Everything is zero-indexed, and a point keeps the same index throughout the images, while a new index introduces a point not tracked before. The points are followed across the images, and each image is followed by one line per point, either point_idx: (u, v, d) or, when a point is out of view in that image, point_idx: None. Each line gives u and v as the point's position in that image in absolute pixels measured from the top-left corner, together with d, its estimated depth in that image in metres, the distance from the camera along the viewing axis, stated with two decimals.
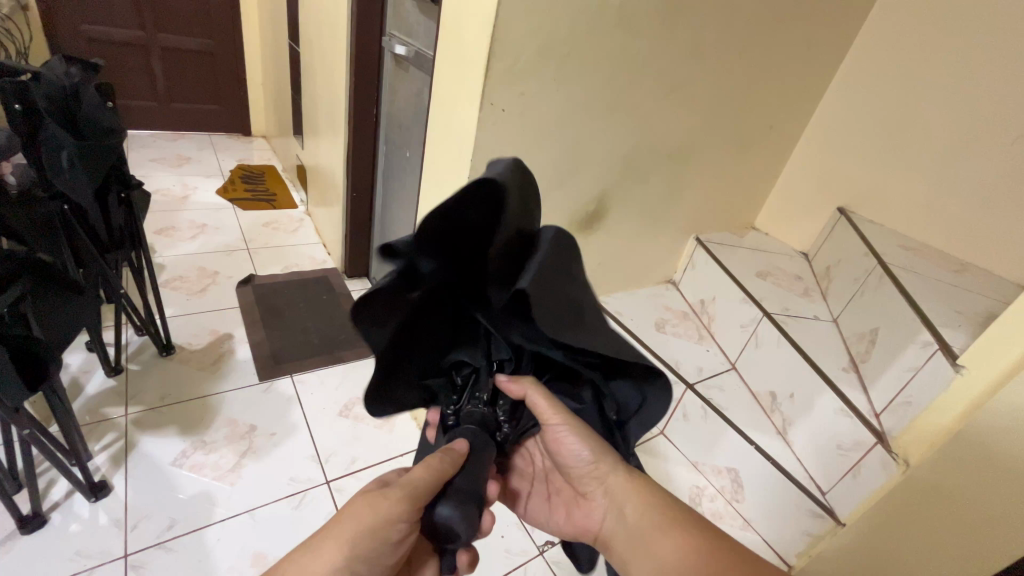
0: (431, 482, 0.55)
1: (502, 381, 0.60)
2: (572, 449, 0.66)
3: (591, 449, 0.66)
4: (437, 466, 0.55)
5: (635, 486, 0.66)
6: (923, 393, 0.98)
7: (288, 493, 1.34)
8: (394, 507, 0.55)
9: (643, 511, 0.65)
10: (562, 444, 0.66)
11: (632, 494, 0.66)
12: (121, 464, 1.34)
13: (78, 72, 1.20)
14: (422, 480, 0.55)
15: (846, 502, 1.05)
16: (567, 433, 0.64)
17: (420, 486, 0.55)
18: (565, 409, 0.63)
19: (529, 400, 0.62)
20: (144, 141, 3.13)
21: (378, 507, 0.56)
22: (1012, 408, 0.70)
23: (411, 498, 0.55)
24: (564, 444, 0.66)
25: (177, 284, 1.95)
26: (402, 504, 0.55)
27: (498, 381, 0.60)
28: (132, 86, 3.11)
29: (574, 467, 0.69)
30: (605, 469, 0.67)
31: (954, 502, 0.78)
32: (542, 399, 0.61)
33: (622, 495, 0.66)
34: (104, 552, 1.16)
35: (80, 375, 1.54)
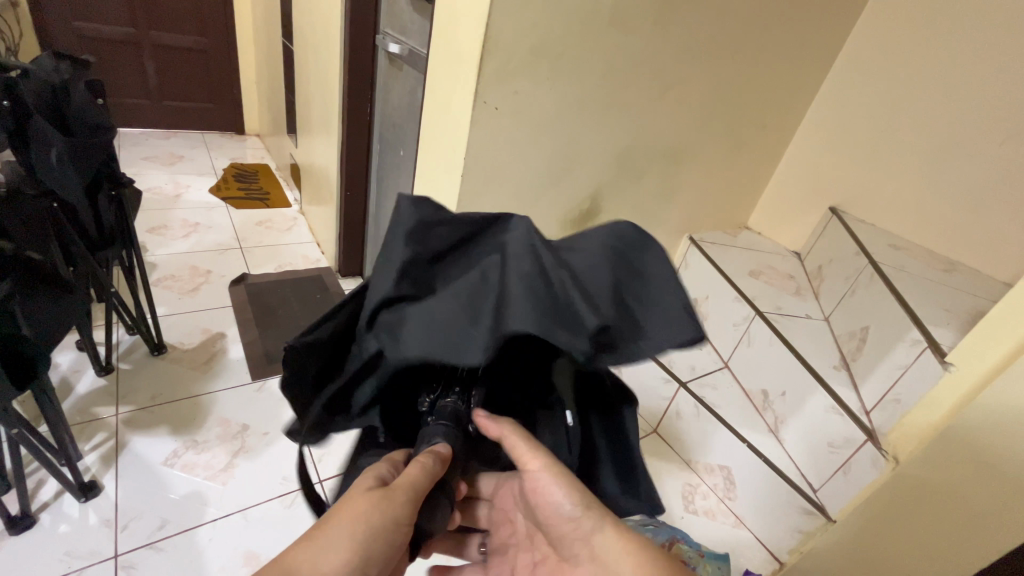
0: (434, 480, 0.52)
1: (482, 417, 0.56)
2: (555, 502, 0.60)
3: (578, 503, 0.59)
4: (434, 465, 0.52)
5: (628, 548, 0.59)
6: (912, 390, 0.99)
7: (281, 492, 1.34)
8: (403, 511, 0.51)
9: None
10: (545, 495, 0.60)
11: (624, 556, 0.59)
12: (111, 464, 1.33)
13: (68, 69, 1.20)
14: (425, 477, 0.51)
15: (837, 499, 1.06)
16: (554, 483, 0.58)
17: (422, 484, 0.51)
18: (547, 452, 0.59)
19: (507, 442, 0.57)
20: (136, 139, 3.11)
21: (385, 509, 0.50)
22: (997, 405, 0.71)
23: (414, 498, 0.51)
24: (546, 496, 0.60)
25: (169, 283, 1.94)
26: (411, 506, 0.51)
27: (479, 416, 0.56)
28: (124, 84, 3.09)
29: (559, 524, 0.62)
30: (590, 529, 0.60)
31: (942, 498, 0.78)
32: (522, 442, 0.58)
33: (613, 557, 0.59)
34: (95, 552, 1.15)
35: (70, 374, 1.53)
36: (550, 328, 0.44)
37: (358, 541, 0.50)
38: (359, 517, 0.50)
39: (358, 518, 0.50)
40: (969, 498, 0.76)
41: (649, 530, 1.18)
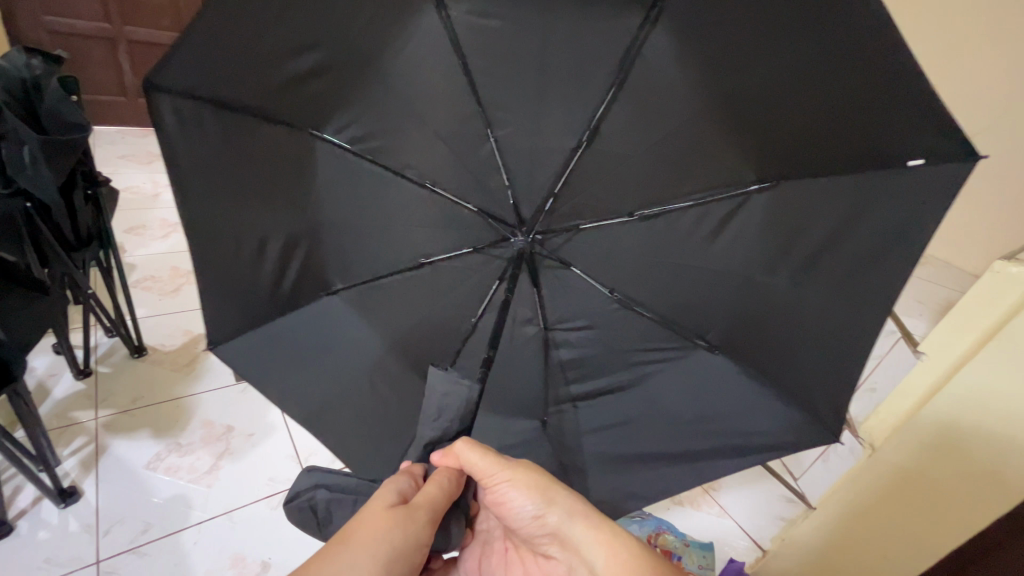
0: (447, 498, 0.61)
1: (435, 457, 0.63)
2: (515, 505, 0.64)
3: (536, 502, 0.63)
4: (447, 482, 0.61)
5: (602, 537, 0.62)
6: (887, 380, 1.02)
7: (266, 494, 1.32)
8: (423, 530, 0.58)
9: (611, 562, 0.60)
10: (505, 503, 0.64)
11: (600, 546, 0.61)
12: (91, 469, 1.30)
13: (40, 65, 1.17)
14: (437, 492, 0.60)
15: (817, 487, 1.12)
16: (511, 488, 0.63)
17: (436, 496, 0.60)
18: (503, 467, 0.63)
19: (467, 464, 0.62)
20: (111, 136, 3.04)
21: (408, 527, 0.57)
22: (972, 395, 0.74)
23: (432, 516, 0.59)
24: (507, 505, 0.64)
25: (149, 284, 1.91)
26: (428, 526, 0.58)
27: (432, 456, 0.63)
28: (97, 80, 3.02)
29: (523, 526, 0.65)
30: (557, 522, 0.63)
31: (917, 489, 0.83)
32: (478, 459, 0.62)
33: (586, 547, 0.62)
34: (75, 559, 1.13)
35: (46, 378, 1.49)
36: (650, 240, 0.73)
37: (381, 559, 0.55)
38: (381, 534, 0.55)
39: (381, 537, 0.55)
40: (942, 488, 0.79)
41: (636, 522, 1.22)
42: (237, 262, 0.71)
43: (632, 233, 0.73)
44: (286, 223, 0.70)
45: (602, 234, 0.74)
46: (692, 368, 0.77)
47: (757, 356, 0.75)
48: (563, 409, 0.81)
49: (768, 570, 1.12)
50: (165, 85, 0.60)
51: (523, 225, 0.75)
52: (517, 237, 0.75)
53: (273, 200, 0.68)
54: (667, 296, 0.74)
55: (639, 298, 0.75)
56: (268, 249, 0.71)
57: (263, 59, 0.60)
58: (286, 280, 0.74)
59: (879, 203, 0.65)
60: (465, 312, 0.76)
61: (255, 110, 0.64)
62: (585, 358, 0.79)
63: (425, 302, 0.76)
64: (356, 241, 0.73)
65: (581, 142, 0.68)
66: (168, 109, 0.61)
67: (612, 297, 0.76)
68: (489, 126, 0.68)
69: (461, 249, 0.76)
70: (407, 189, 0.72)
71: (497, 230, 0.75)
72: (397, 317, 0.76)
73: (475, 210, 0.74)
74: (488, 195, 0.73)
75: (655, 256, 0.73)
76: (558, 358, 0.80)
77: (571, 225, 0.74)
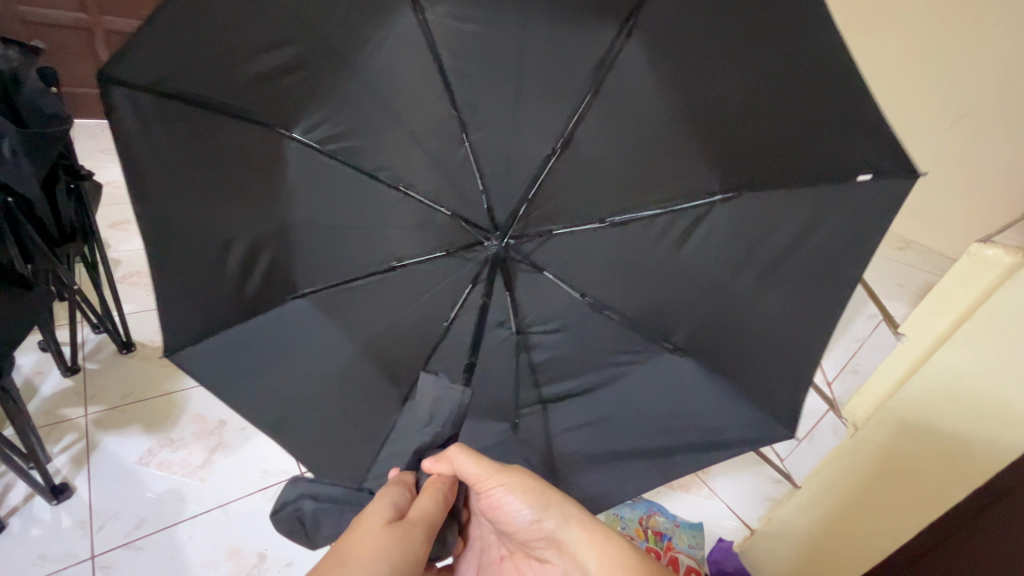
0: (440, 508, 0.63)
1: (426, 462, 0.63)
2: (511, 510, 0.64)
3: (533, 506, 0.64)
4: (440, 490, 0.63)
5: (595, 540, 0.64)
6: (870, 361, 1.03)
7: (261, 486, 1.33)
8: (419, 544, 0.59)
9: (604, 565, 0.63)
10: (501, 508, 0.65)
11: (594, 549, 0.64)
12: (82, 465, 1.30)
13: (18, 58, 1.16)
14: (431, 503, 0.61)
15: (802, 467, 1.15)
16: (505, 493, 0.64)
17: (430, 506, 0.61)
18: (498, 473, 0.64)
19: (459, 469, 0.63)
20: (90, 130, 2.98)
21: (404, 541, 0.58)
22: (942, 376, 0.77)
23: (427, 528, 0.60)
24: (503, 509, 0.65)
25: (135, 280, 1.89)
26: (424, 539, 0.60)
27: (424, 462, 0.63)
28: (75, 72, 2.97)
29: (519, 531, 0.66)
30: (554, 526, 0.64)
31: (900, 470, 0.85)
32: (471, 466, 0.63)
33: (581, 551, 0.64)
34: (70, 554, 1.13)
35: (34, 375, 1.48)
36: (622, 243, 0.73)
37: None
38: (378, 551, 0.56)
39: (378, 554, 0.56)
40: (923, 466, 0.82)
41: (627, 507, 1.27)
42: (204, 274, 0.68)
43: (602, 235, 0.74)
44: (249, 224, 0.68)
45: (575, 239, 0.75)
46: (661, 370, 0.78)
47: (729, 358, 0.76)
48: (532, 412, 0.81)
49: (755, 549, 1.16)
50: (125, 78, 0.59)
51: (497, 229, 0.76)
52: (491, 242, 0.76)
53: (237, 203, 0.67)
54: (635, 297, 0.75)
55: (608, 299, 0.75)
56: (231, 256, 0.69)
57: (234, 54, 0.59)
58: (251, 286, 0.72)
59: (848, 202, 0.67)
60: (435, 316, 0.77)
61: (226, 106, 0.63)
62: (557, 360, 0.79)
63: (397, 303, 0.76)
64: (329, 247, 0.72)
65: (555, 150, 0.70)
66: (125, 102, 0.59)
67: (584, 302, 0.76)
68: (464, 130, 0.69)
69: (433, 252, 0.76)
70: (381, 193, 0.72)
71: (469, 232, 0.76)
72: (377, 321, 0.76)
73: (449, 214, 0.74)
74: (465, 194, 0.73)
75: (628, 255, 0.74)
76: (530, 360, 0.80)
77: (544, 230, 0.75)
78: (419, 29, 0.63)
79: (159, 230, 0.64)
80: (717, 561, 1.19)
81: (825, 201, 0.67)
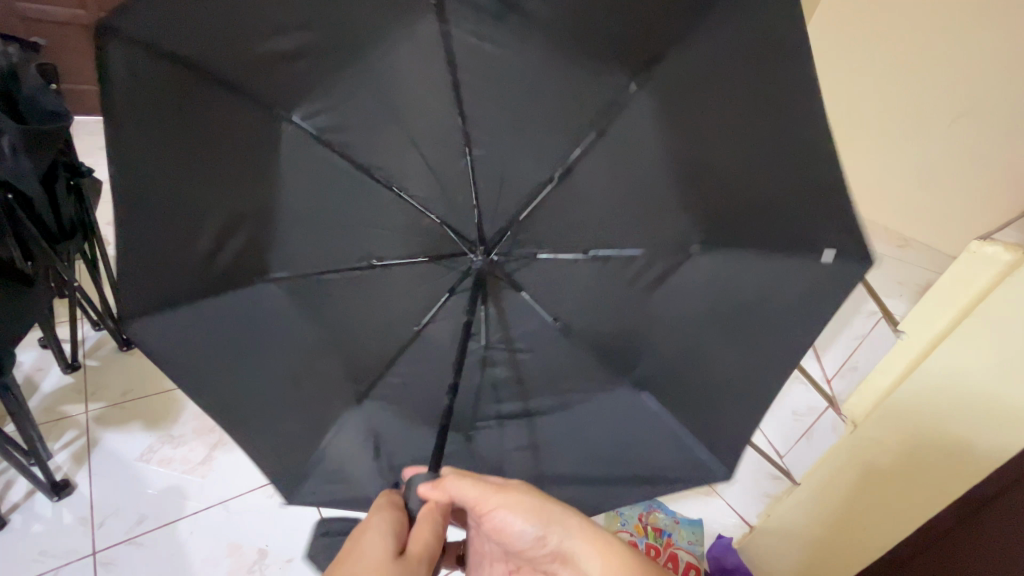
0: (440, 539, 0.60)
1: (422, 489, 0.61)
2: (515, 528, 0.63)
3: (536, 523, 0.63)
4: (438, 521, 0.60)
5: (599, 549, 0.65)
6: (869, 359, 1.04)
7: (262, 483, 1.32)
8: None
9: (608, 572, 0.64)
10: (504, 528, 0.64)
11: (597, 556, 0.65)
12: (83, 461, 1.30)
13: (17, 55, 1.16)
14: (430, 534, 0.59)
15: (802, 465, 1.15)
16: (507, 513, 0.63)
17: (430, 539, 0.59)
18: (499, 494, 0.63)
19: (457, 494, 0.62)
20: (90, 127, 2.97)
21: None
22: (939, 372, 0.77)
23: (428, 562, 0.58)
24: (506, 528, 0.64)
25: None
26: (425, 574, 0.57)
27: (420, 489, 0.61)
28: (75, 70, 2.96)
29: (523, 548, 0.65)
30: (558, 540, 0.64)
31: (899, 465, 0.85)
32: (470, 488, 0.62)
33: (587, 562, 0.64)
34: (71, 550, 1.14)
35: (35, 372, 1.48)
36: (597, 276, 0.74)
37: None
38: None
39: None
40: (921, 461, 0.82)
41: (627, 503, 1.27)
42: (168, 241, 0.63)
43: (579, 266, 0.74)
44: (227, 198, 0.64)
45: (556, 264, 0.75)
46: (618, 405, 0.77)
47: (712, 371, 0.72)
48: (488, 426, 0.78)
49: (755, 543, 1.17)
50: (125, 31, 0.55)
51: (483, 245, 0.74)
52: (477, 256, 0.74)
53: (220, 174, 0.63)
54: (601, 324, 0.75)
55: (581, 325, 0.75)
56: (204, 231, 0.64)
57: (249, 30, 0.58)
58: (221, 261, 0.67)
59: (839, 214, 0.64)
60: (407, 320, 0.76)
61: (230, 83, 0.61)
62: (517, 380, 0.78)
63: (383, 311, 0.75)
64: (313, 238, 0.70)
65: (552, 179, 0.71)
66: (121, 59, 0.55)
67: (554, 325, 0.76)
68: (469, 144, 0.70)
69: (416, 259, 0.74)
70: (376, 193, 0.71)
71: (456, 244, 0.75)
72: (361, 327, 0.74)
73: (437, 220, 0.73)
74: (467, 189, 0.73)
75: (602, 283, 0.74)
76: (490, 376, 0.78)
77: (528, 252, 0.75)
78: (438, 36, 0.63)
79: (129, 185, 0.58)
80: (716, 557, 1.17)
81: (806, 215, 0.64)
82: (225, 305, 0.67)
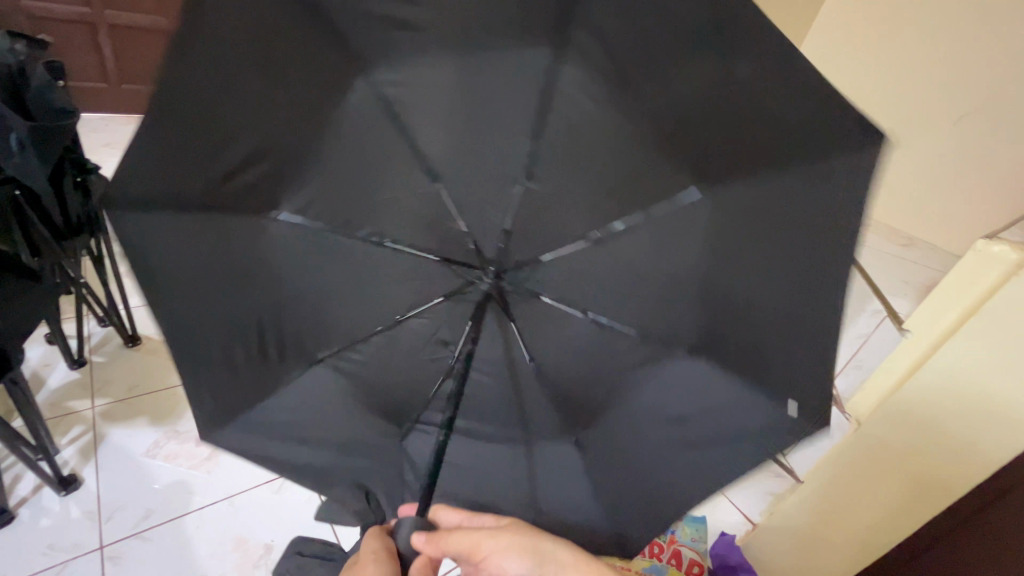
0: None
1: (417, 542, 0.61)
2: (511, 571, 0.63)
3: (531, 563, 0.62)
4: None
5: None
6: (874, 357, 1.04)
7: (268, 478, 1.34)
8: None
9: None
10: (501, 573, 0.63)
11: None
12: (90, 456, 1.31)
13: (24, 50, 1.16)
14: None
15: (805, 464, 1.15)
16: (502, 558, 0.62)
17: None
18: (492, 542, 0.62)
19: (451, 546, 0.62)
20: (95, 124, 2.99)
21: None
22: (943, 371, 0.77)
23: None
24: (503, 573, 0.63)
25: None
26: None
27: (415, 542, 0.61)
28: (78, 66, 2.98)
29: None
30: None
31: (899, 461, 0.86)
32: (463, 540, 0.62)
33: None
34: (78, 545, 1.15)
35: (42, 368, 1.49)
36: (589, 351, 0.68)
37: None
38: None
39: None
40: (921, 458, 0.83)
41: None
42: (182, 150, 0.54)
43: (577, 322, 0.67)
44: (264, 130, 0.56)
45: (559, 315, 0.68)
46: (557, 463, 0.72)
47: (704, 424, 0.64)
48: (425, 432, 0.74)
49: (756, 540, 1.17)
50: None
51: (489, 267, 0.69)
52: (485, 278, 0.69)
53: (274, 112, 0.55)
54: (573, 377, 0.69)
55: (561, 374, 0.70)
56: (223, 153, 0.56)
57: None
58: (231, 186, 0.59)
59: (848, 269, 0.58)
60: (392, 306, 0.70)
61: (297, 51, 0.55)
62: (473, 398, 0.73)
63: (371, 310, 0.70)
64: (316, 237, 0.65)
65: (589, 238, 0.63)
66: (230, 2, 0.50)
67: (528, 362, 0.70)
68: (526, 177, 0.60)
69: (429, 253, 0.69)
70: (411, 180, 0.64)
71: (470, 255, 0.69)
72: (341, 321, 0.69)
73: (466, 228, 0.67)
74: None
75: (592, 345, 0.67)
76: (446, 389, 0.73)
77: (533, 290, 0.68)
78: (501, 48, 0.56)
79: (174, 95, 0.51)
80: (720, 555, 1.19)
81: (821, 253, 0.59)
82: (222, 239, 0.61)
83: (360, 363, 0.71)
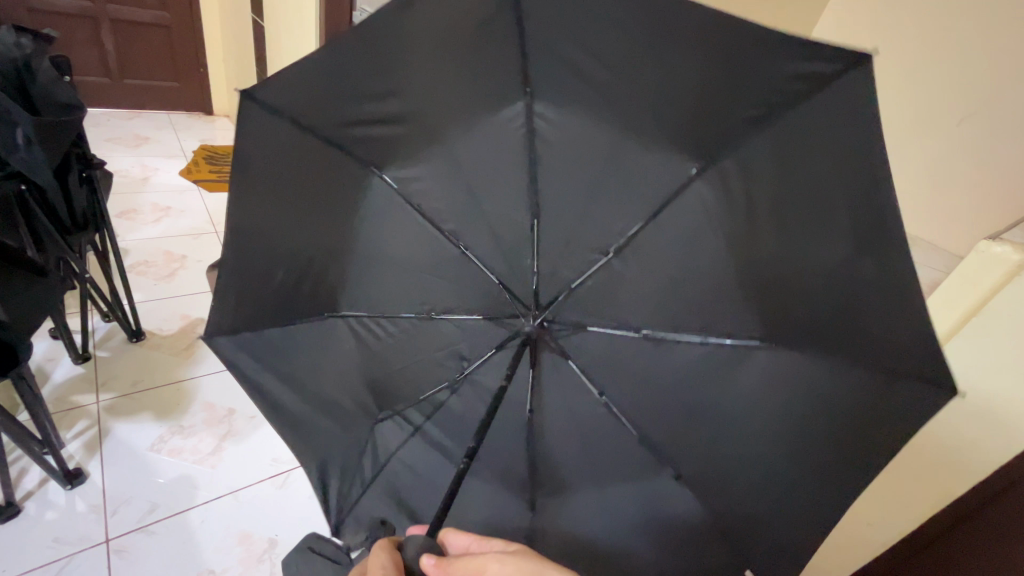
0: None
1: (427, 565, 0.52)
2: None
3: None
4: None
5: None
6: None
7: (270, 474, 1.35)
8: None
9: None
10: None
11: None
12: (95, 450, 1.31)
13: (29, 44, 1.17)
14: None
15: None
16: None
17: None
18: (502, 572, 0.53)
19: None
20: (97, 119, 2.99)
21: None
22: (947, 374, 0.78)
23: None
24: None
25: (144, 269, 1.92)
26: None
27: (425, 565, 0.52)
28: (79, 61, 2.98)
29: None
30: None
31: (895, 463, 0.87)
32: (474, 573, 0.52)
33: None
34: (84, 538, 1.15)
35: (46, 362, 1.50)
36: (595, 428, 0.64)
37: None
38: None
39: None
40: (917, 459, 0.85)
41: None
42: (352, 88, 0.64)
43: (598, 390, 0.64)
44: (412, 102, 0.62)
45: (580, 386, 0.65)
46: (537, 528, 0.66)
47: (665, 504, 0.62)
48: (393, 420, 0.71)
49: None
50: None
51: (535, 308, 0.66)
52: (528, 320, 0.66)
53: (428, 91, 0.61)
54: (576, 445, 0.65)
55: (574, 422, 0.65)
56: (377, 103, 0.64)
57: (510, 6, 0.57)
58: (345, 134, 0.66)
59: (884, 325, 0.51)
60: (430, 299, 0.69)
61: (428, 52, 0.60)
62: (456, 419, 0.69)
63: (413, 293, 0.69)
64: (393, 233, 0.69)
65: (642, 332, 0.61)
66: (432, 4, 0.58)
67: (530, 409, 0.66)
68: (616, 248, 0.61)
69: (491, 273, 0.67)
70: (495, 197, 0.65)
71: (513, 304, 0.67)
72: (388, 297, 0.70)
73: (536, 267, 0.65)
74: None
75: (598, 411, 0.64)
76: (439, 399, 0.69)
77: (562, 345, 0.66)
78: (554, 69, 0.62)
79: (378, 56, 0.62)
80: None
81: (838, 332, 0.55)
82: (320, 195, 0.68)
83: (386, 338, 0.70)
